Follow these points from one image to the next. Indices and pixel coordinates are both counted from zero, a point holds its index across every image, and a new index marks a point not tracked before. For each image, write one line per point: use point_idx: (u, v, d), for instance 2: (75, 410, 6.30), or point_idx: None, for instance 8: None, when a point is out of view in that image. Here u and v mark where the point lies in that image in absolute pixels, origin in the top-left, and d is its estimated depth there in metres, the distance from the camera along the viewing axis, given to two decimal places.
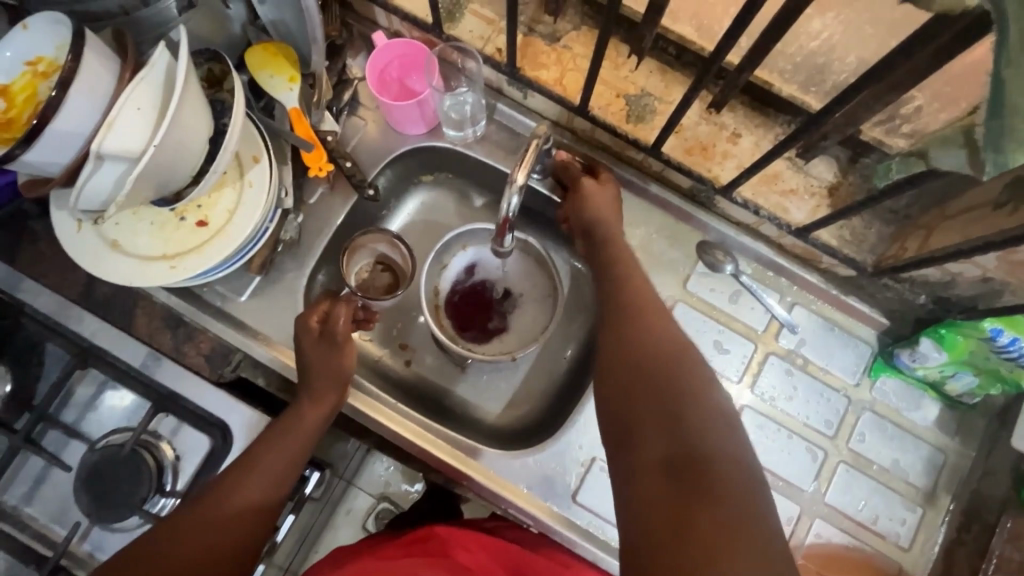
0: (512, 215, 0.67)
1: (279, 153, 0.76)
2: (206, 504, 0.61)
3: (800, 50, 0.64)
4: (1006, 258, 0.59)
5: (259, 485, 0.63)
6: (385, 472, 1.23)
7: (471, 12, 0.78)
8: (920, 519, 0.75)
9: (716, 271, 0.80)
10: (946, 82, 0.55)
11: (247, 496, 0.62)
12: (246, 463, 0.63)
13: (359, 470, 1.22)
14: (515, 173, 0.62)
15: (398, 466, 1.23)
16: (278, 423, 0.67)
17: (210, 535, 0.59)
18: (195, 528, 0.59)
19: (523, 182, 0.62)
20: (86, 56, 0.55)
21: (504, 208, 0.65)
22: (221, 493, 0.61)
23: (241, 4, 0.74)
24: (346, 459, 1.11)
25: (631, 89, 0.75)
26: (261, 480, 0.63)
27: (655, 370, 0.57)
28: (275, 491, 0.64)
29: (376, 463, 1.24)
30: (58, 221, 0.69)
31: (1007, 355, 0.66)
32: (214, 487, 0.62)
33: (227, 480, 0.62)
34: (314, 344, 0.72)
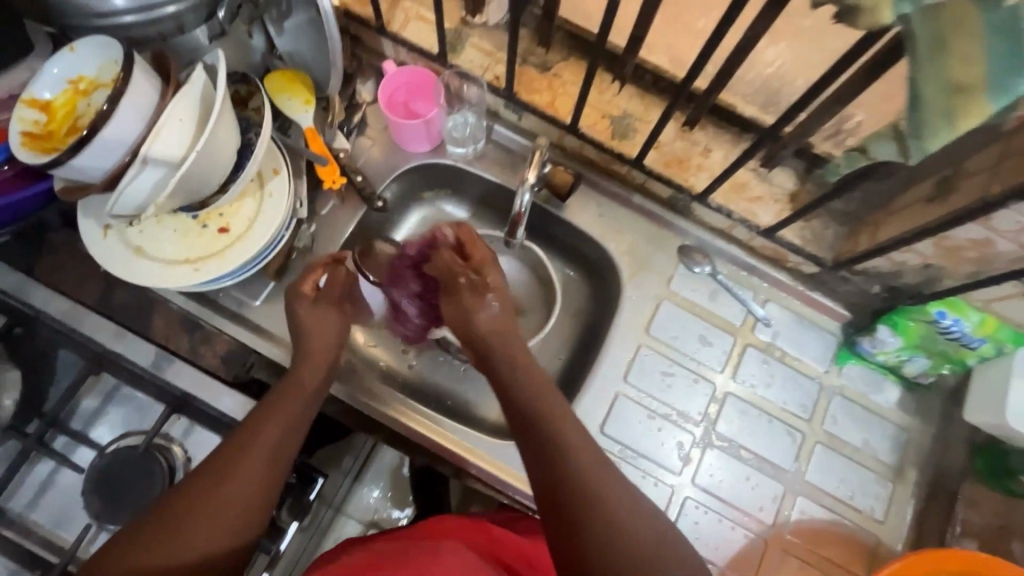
0: (524, 211, 0.78)
1: (295, 168, 0.83)
2: (193, 504, 0.56)
3: (757, 76, 0.76)
4: (941, 245, 0.69)
5: (256, 475, 0.59)
6: (373, 499, 1.27)
7: (471, 44, 0.87)
8: (891, 493, 0.82)
9: (696, 271, 0.88)
10: (877, 98, 0.66)
11: (247, 484, 0.58)
12: (233, 451, 0.60)
13: (348, 497, 1.25)
14: (527, 172, 0.75)
15: (388, 492, 1.28)
16: (265, 402, 0.65)
17: (204, 541, 0.55)
18: (184, 538, 0.54)
19: (534, 177, 0.74)
20: (135, 72, 0.60)
21: (518, 204, 0.77)
22: (209, 490, 0.57)
23: (262, 36, 0.82)
24: (335, 488, 1.15)
25: (615, 111, 0.85)
26: (257, 465, 0.60)
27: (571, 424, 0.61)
28: (273, 476, 0.61)
29: (366, 490, 1.28)
30: (84, 227, 0.72)
31: (951, 335, 0.75)
32: (198, 484, 0.58)
33: (213, 476, 0.58)
34: (309, 309, 0.75)
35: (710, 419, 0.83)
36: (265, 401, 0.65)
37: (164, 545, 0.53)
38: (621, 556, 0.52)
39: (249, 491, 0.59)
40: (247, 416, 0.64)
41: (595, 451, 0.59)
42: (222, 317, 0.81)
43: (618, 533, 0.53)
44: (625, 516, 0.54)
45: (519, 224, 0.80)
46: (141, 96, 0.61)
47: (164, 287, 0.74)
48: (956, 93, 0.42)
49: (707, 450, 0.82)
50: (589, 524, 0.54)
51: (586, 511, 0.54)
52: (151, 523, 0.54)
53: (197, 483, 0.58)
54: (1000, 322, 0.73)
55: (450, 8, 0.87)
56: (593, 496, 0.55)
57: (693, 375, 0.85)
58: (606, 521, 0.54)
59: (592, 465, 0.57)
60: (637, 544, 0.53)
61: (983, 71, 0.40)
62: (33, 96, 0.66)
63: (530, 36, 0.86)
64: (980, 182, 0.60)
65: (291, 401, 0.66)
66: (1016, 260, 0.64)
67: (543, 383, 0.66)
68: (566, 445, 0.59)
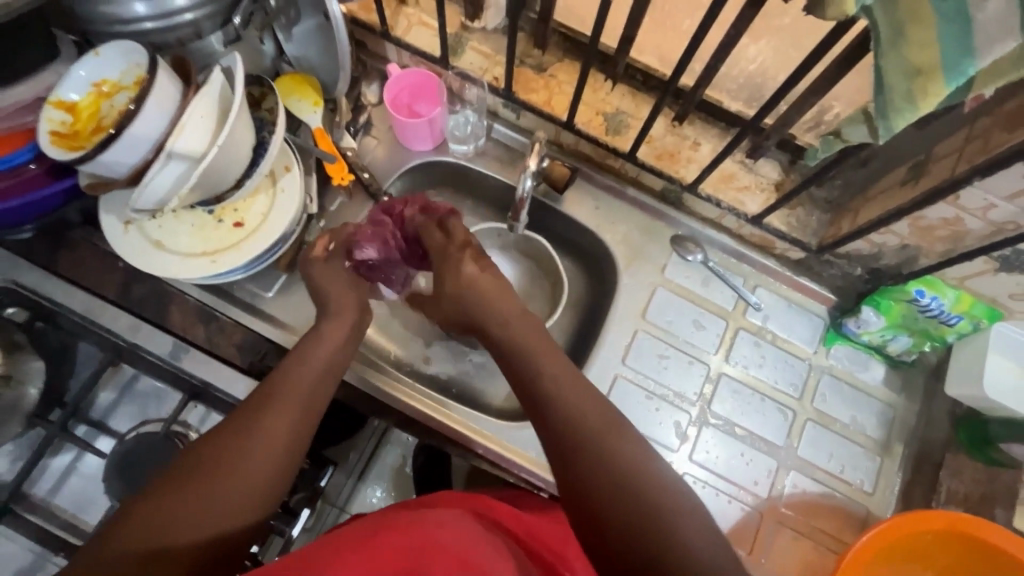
0: (527, 195, 0.82)
1: (305, 166, 0.87)
2: (212, 465, 0.53)
3: (742, 72, 0.82)
4: (916, 225, 0.73)
5: (280, 437, 0.56)
6: (376, 498, 1.30)
7: (471, 48, 0.92)
8: (879, 466, 0.85)
9: (689, 260, 0.92)
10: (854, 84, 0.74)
11: (269, 447, 0.55)
12: (255, 415, 0.57)
13: (352, 496, 1.28)
14: (530, 158, 0.79)
15: (391, 491, 1.30)
16: (285, 371, 0.62)
17: (229, 500, 0.51)
18: (203, 498, 0.51)
19: (536, 162, 0.78)
20: (159, 72, 0.65)
21: (521, 189, 0.81)
22: (230, 452, 0.53)
23: (273, 41, 0.85)
24: (337, 487, 1.17)
25: (608, 108, 0.90)
26: (280, 429, 0.56)
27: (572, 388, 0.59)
28: (298, 441, 0.58)
29: (369, 490, 1.30)
30: (107, 223, 0.77)
31: (930, 313, 0.79)
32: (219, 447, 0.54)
33: (234, 437, 0.55)
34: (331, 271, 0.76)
35: (706, 398, 0.87)
36: (283, 369, 0.63)
37: (185, 505, 0.50)
38: (633, 516, 0.51)
39: (271, 451, 0.55)
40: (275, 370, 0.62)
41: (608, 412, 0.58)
42: (237, 307, 0.85)
43: (632, 488, 0.52)
44: (641, 474, 0.53)
45: (522, 208, 0.84)
46: (166, 95, 0.65)
47: (183, 278, 0.78)
48: (916, 75, 0.46)
49: (703, 428, 0.86)
50: (603, 483, 0.53)
51: (598, 470, 0.53)
52: (169, 483, 0.51)
53: (217, 445, 0.54)
54: (975, 299, 0.78)
55: (450, 14, 0.92)
56: (606, 453, 0.54)
57: (689, 357, 0.89)
58: (620, 477, 0.53)
59: (597, 427, 0.56)
60: (651, 500, 0.51)
61: (938, 54, 0.45)
62: (60, 97, 0.70)
63: (527, 39, 0.91)
64: (947, 164, 0.65)
65: (312, 367, 0.64)
66: (985, 237, 0.69)
67: (549, 350, 0.64)
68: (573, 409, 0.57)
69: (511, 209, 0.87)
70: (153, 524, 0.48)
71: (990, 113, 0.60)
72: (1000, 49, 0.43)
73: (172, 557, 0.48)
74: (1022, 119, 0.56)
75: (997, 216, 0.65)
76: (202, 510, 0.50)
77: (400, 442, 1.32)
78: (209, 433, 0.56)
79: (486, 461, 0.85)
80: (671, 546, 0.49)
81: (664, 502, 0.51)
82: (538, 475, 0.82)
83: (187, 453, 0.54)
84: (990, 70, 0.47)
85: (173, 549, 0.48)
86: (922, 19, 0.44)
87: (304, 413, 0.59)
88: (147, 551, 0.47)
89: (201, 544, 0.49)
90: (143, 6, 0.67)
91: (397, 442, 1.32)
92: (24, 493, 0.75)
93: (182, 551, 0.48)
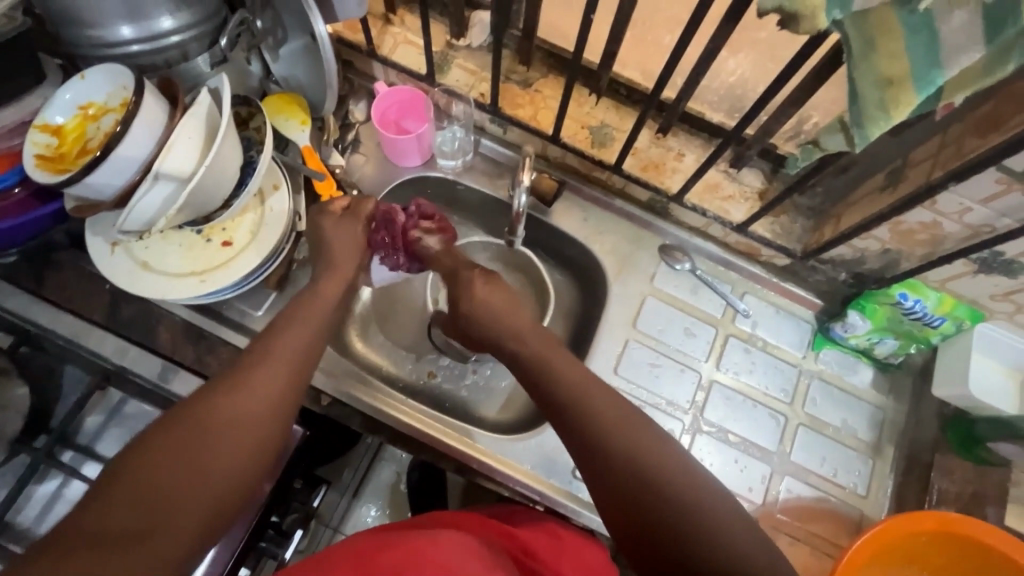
0: (523, 209, 0.83)
1: (294, 184, 0.87)
2: (205, 422, 0.54)
3: (722, 84, 0.86)
4: (896, 229, 0.75)
5: (271, 393, 0.59)
6: (371, 518, 1.27)
7: (456, 65, 0.93)
8: (871, 469, 0.86)
9: (677, 268, 0.93)
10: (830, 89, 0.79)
11: (266, 402, 0.58)
12: (244, 373, 0.59)
13: (346, 516, 1.25)
14: (522, 174, 0.79)
15: (386, 510, 1.27)
16: (271, 334, 0.64)
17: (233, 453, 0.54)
18: (203, 459, 0.52)
19: (529, 178, 0.79)
20: (146, 94, 0.65)
21: (516, 203, 0.82)
22: (230, 406, 0.56)
23: (259, 62, 0.86)
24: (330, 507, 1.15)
25: (593, 121, 0.91)
26: (271, 386, 0.59)
27: (556, 358, 0.64)
28: (289, 399, 0.60)
29: (363, 509, 1.28)
30: (93, 246, 0.76)
31: (914, 316, 0.81)
32: (208, 405, 0.55)
33: (227, 394, 0.56)
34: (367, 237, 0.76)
35: (698, 406, 0.87)
36: (269, 332, 0.65)
37: (185, 463, 0.51)
38: (630, 458, 0.55)
39: (262, 407, 0.57)
40: (265, 333, 0.65)
41: (592, 377, 0.61)
42: (226, 326, 0.83)
43: (624, 448, 0.55)
44: (627, 427, 0.57)
45: (518, 223, 0.85)
46: (152, 117, 0.65)
47: (170, 299, 0.77)
48: (887, 86, 0.48)
49: (696, 436, 0.86)
50: (598, 433, 0.57)
51: (589, 435, 0.57)
52: (162, 440, 0.52)
53: (207, 403, 0.55)
54: (958, 301, 0.79)
55: (436, 32, 0.93)
56: (595, 420, 0.57)
57: (680, 365, 0.89)
58: (612, 426, 0.57)
59: (582, 382, 0.60)
60: (640, 454, 0.55)
61: (907, 66, 0.46)
62: (45, 121, 0.70)
63: (512, 56, 0.92)
64: (924, 170, 0.67)
65: (300, 328, 0.66)
66: (962, 239, 0.70)
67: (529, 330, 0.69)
68: (558, 379, 0.61)
69: (508, 221, 0.86)
70: (152, 478, 0.49)
71: (963, 120, 0.62)
72: (967, 60, 0.45)
73: (180, 510, 0.49)
74: (993, 125, 0.58)
75: (973, 219, 0.67)
76: (203, 464, 0.52)
77: (396, 458, 1.29)
78: (196, 393, 0.57)
79: (482, 475, 0.84)
80: (665, 499, 0.52)
81: (652, 455, 0.55)
82: (534, 488, 0.81)
83: (173, 415, 0.54)
84: (956, 80, 0.48)
85: (177, 503, 0.49)
86: (892, 32, 0.45)
87: (293, 371, 0.61)
88: (150, 505, 0.48)
89: (206, 501, 0.51)
90: (129, 30, 0.70)
91: (391, 459, 1.30)
92: (8, 523, 0.73)
93: (187, 506, 0.50)
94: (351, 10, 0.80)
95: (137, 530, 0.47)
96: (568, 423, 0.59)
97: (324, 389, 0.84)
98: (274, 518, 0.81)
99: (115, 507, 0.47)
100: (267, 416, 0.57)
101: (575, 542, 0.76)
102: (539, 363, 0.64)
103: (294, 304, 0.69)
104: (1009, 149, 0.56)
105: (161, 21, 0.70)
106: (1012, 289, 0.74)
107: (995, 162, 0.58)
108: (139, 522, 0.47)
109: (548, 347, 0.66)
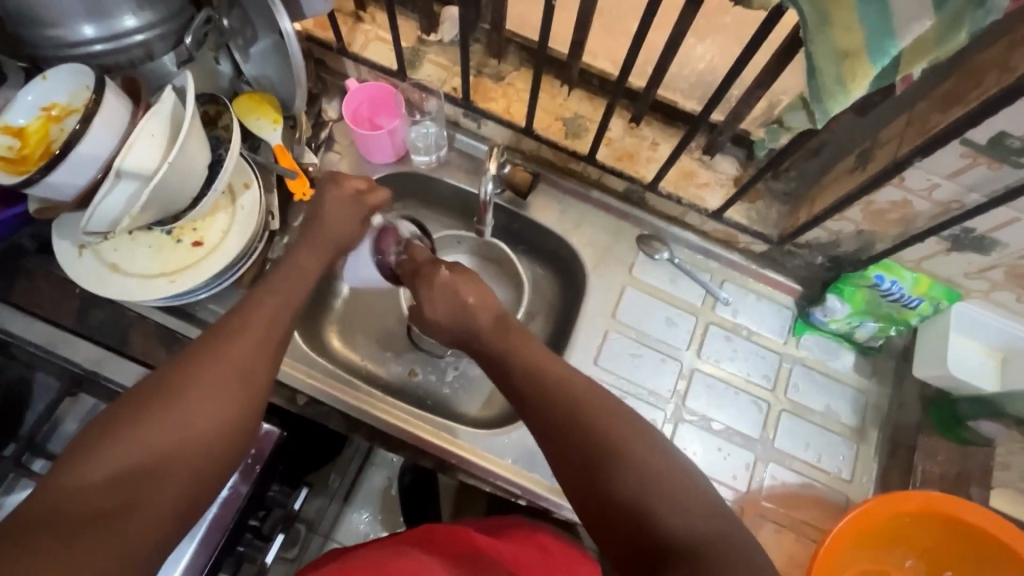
0: (491, 197, 0.83)
1: (266, 183, 0.86)
2: (167, 405, 0.53)
3: (692, 71, 0.87)
4: (868, 210, 0.75)
5: (245, 370, 0.58)
6: (363, 522, 1.25)
7: (428, 61, 0.93)
8: (856, 453, 0.85)
9: (656, 258, 0.92)
10: (795, 73, 0.80)
11: (228, 391, 0.56)
12: (209, 359, 0.57)
13: (337, 522, 1.24)
14: (488, 161, 0.79)
15: (378, 515, 1.26)
16: (245, 312, 0.63)
17: (197, 449, 0.53)
18: (161, 452, 0.51)
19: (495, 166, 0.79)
20: (107, 93, 0.64)
21: (483, 191, 0.82)
22: (190, 397, 0.54)
23: (229, 62, 0.85)
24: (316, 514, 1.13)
25: (567, 113, 0.91)
26: (236, 376, 0.57)
27: (538, 362, 0.62)
28: (260, 373, 0.59)
29: (355, 514, 1.26)
30: (60, 249, 0.76)
31: (892, 297, 0.81)
32: (170, 387, 0.54)
33: (194, 372, 0.56)
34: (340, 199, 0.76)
35: (680, 395, 0.87)
36: (242, 309, 0.63)
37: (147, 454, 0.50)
38: (614, 468, 0.53)
39: (229, 394, 0.56)
40: (243, 308, 0.64)
41: (569, 380, 0.60)
42: (197, 328, 0.83)
43: (607, 453, 0.54)
44: (615, 437, 0.55)
45: (487, 210, 0.85)
46: (113, 114, 0.65)
47: (140, 301, 0.76)
48: (843, 59, 0.48)
49: (679, 425, 0.85)
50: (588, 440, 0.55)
51: (579, 454, 0.55)
52: (123, 421, 0.51)
53: (169, 386, 0.55)
54: (934, 281, 0.79)
55: (406, 28, 0.93)
56: (578, 423, 0.56)
57: (661, 354, 0.89)
58: (591, 430, 0.56)
59: (569, 389, 0.59)
60: (623, 461, 0.53)
61: (862, 38, 0.46)
62: (7, 123, 0.70)
63: (483, 50, 0.93)
64: (891, 148, 0.66)
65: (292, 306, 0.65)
66: (933, 217, 0.70)
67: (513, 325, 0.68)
68: (547, 381, 0.60)
69: (477, 212, 0.87)
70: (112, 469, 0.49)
71: (927, 97, 0.63)
72: (918, 29, 0.45)
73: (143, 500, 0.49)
74: (954, 99, 0.58)
75: (943, 195, 0.67)
76: (165, 454, 0.51)
77: (386, 462, 1.28)
78: (163, 376, 0.56)
79: (463, 471, 0.83)
80: (658, 513, 0.51)
81: (635, 459, 0.53)
82: (515, 483, 0.80)
83: (136, 401, 0.53)
84: (914, 49, 0.48)
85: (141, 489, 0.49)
86: (844, 4, 0.45)
87: (262, 347, 0.61)
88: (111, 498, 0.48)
89: (169, 495, 0.50)
90: (92, 30, 0.69)
91: (382, 463, 1.29)
92: None
93: (151, 495, 0.49)
94: (317, 6, 0.80)
95: (93, 521, 0.46)
96: (553, 442, 0.57)
97: (300, 388, 0.83)
98: (254, 522, 0.79)
99: (74, 497, 0.47)
100: (235, 406, 0.56)
101: (566, 557, 0.75)
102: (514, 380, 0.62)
103: (292, 282, 0.68)
104: (972, 119, 0.56)
105: (124, 19, 0.69)
106: (986, 266, 0.73)
107: (957, 136, 0.58)
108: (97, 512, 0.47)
109: (528, 349, 0.64)
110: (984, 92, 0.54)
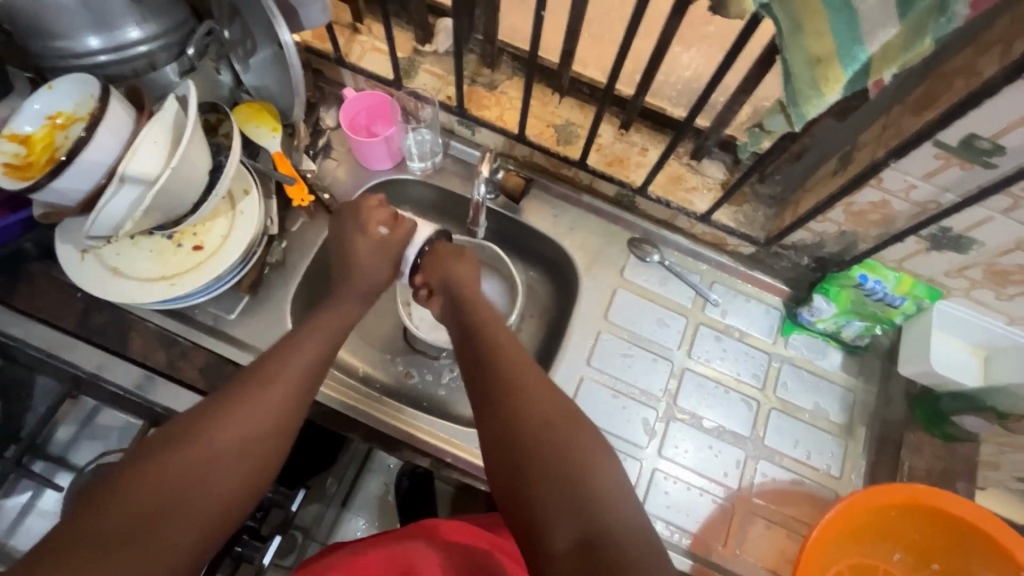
0: (483, 200, 0.86)
1: (266, 189, 0.88)
2: (197, 431, 0.55)
3: (678, 79, 0.90)
4: (850, 212, 0.77)
5: (275, 404, 0.59)
6: (360, 530, 1.26)
7: (424, 70, 0.96)
8: (845, 450, 0.87)
9: (646, 261, 0.95)
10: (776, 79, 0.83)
11: (258, 421, 0.57)
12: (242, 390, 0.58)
13: (334, 529, 1.25)
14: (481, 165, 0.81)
15: (375, 521, 1.26)
16: (282, 346, 0.64)
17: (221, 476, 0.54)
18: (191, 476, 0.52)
19: (488, 169, 0.81)
20: (112, 101, 0.66)
21: (475, 194, 0.84)
22: (219, 422, 0.56)
23: (229, 72, 0.87)
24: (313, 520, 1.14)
25: (558, 120, 0.94)
26: (266, 409, 0.58)
27: (515, 363, 0.61)
28: (291, 407, 0.60)
29: (352, 521, 1.26)
30: (63, 253, 0.77)
31: (875, 297, 0.83)
32: (196, 420, 0.56)
33: (224, 402, 0.57)
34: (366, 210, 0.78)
35: (671, 394, 0.88)
36: (280, 346, 0.64)
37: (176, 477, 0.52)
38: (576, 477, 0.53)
39: (259, 426, 0.57)
40: (281, 341, 0.65)
41: (546, 386, 0.60)
42: (198, 329, 0.84)
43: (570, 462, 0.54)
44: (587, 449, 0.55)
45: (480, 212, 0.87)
46: (118, 121, 0.67)
47: (140, 304, 0.78)
48: (817, 64, 0.51)
49: (670, 424, 0.87)
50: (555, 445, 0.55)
51: (540, 464, 0.54)
52: (157, 444, 0.54)
53: (203, 413, 0.56)
54: (916, 280, 0.82)
55: (402, 39, 0.96)
56: (547, 429, 0.56)
57: (653, 354, 0.91)
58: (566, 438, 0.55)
59: (544, 396, 0.58)
60: (585, 473, 0.53)
61: (833, 44, 0.49)
62: (14, 130, 0.72)
63: (477, 60, 0.95)
64: (868, 150, 0.69)
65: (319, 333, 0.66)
66: (912, 217, 0.73)
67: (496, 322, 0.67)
68: (522, 383, 0.59)
69: (470, 214, 0.90)
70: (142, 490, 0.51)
71: (902, 101, 0.65)
72: (884, 36, 0.48)
73: (167, 522, 0.50)
74: (927, 103, 0.61)
75: (919, 196, 0.69)
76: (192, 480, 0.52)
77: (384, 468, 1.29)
78: (204, 404, 0.58)
79: (457, 471, 0.85)
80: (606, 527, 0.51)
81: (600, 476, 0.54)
82: None
83: (170, 428, 0.55)
84: (882, 57, 0.50)
85: (157, 513, 0.50)
86: (815, 14, 0.48)
87: (296, 382, 0.61)
88: (135, 517, 0.49)
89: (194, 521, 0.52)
90: (97, 41, 0.71)
91: (379, 469, 1.30)
92: None
93: (175, 518, 0.51)
94: (316, 17, 0.82)
95: (118, 538, 0.48)
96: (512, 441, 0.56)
97: None
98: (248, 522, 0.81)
99: (103, 513, 0.49)
100: (259, 439, 0.57)
101: None
102: (476, 395, 0.61)
103: (325, 315, 0.68)
104: (943, 121, 0.58)
105: (129, 31, 0.72)
106: (965, 265, 0.75)
107: (930, 137, 0.61)
108: (125, 531, 0.49)
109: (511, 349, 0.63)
110: (953, 96, 0.57)
